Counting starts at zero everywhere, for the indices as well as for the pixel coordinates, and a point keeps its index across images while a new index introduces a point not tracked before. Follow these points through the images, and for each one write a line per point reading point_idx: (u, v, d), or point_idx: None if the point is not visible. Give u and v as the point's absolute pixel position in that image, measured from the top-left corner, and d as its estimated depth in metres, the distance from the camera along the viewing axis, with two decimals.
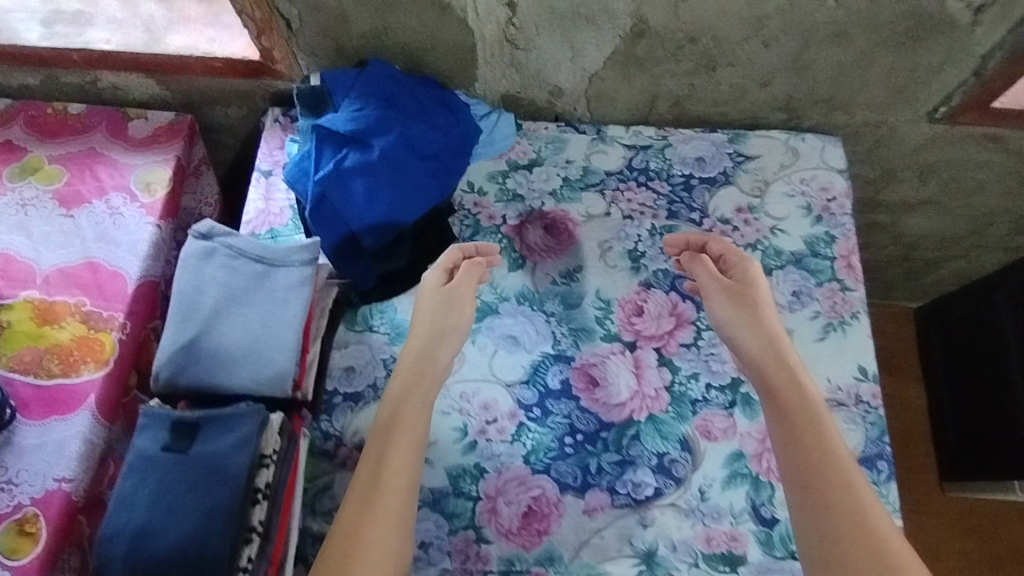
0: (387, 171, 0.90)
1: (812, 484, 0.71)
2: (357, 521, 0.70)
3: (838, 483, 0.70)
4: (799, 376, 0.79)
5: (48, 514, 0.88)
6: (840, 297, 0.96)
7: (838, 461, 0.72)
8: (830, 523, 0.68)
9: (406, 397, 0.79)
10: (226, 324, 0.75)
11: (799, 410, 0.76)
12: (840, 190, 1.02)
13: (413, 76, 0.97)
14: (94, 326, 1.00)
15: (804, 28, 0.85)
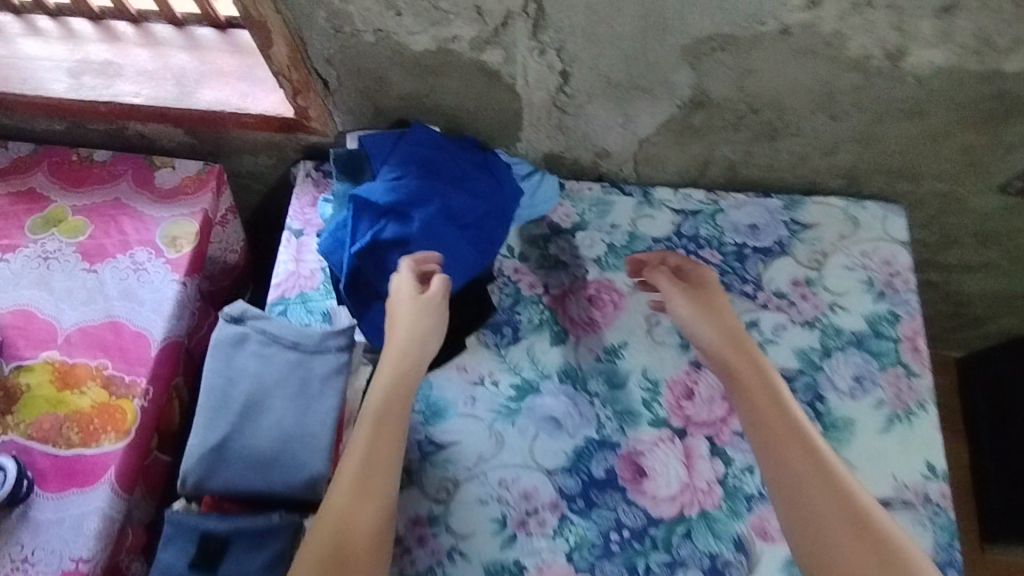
0: (428, 244, 0.84)
1: (790, 479, 0.67)
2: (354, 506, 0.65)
3: (818, 472, 0.67)
4: (762, 368, 0.77)
5: None
6: (905, 385, 0.90)
7: (813, 448, 0.69)
8: (815, 512, 0.64)
9: (396, 393, 0.73)
10: (258, 419, 0.70)
11: (767, 400, 0.73)
12: (905, 263, 0.96)
13: (453, 138, 0.91)
14: (116, 392, 0.95)
15: (877, 105, 0.79)
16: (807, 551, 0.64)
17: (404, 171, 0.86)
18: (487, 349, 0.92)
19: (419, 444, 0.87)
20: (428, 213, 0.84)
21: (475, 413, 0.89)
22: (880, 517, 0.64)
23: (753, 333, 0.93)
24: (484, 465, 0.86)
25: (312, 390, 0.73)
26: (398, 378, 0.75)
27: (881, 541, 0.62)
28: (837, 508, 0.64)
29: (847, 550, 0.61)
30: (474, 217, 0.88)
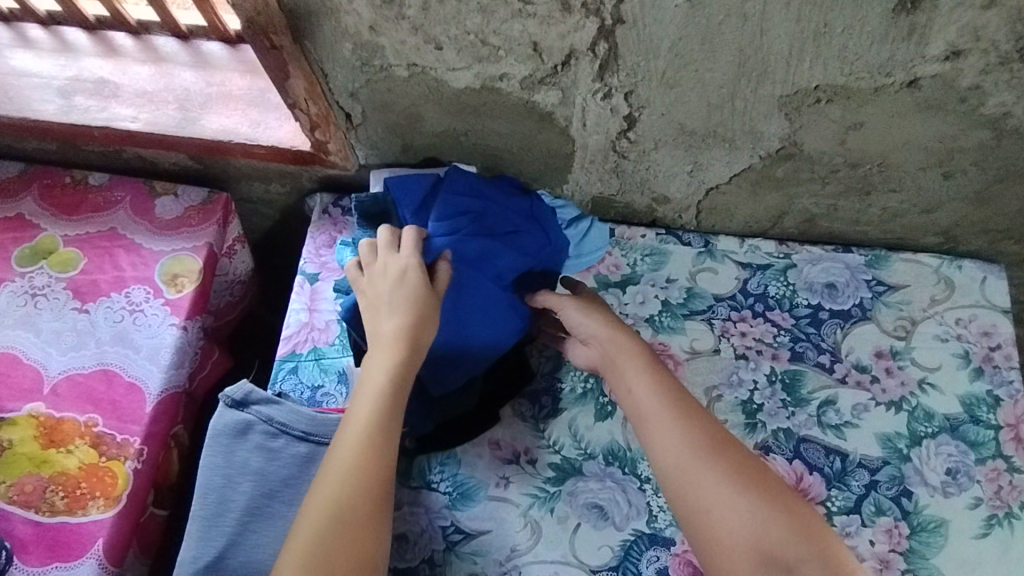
0: (476, 313, 0.75)
1: (654, 428, 0.66)
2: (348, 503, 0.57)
3: (683, 416, 0.66)
4: (628, 329, 0.75)
5: None
6: (1006, 481, 0.78)
7: (676, 396, 0.68)
8: (683, 456, 0.64)
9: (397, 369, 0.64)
10: (261, 528, 0.61)
11: (638, 357, 0.71)
12: (1006, 335, 0.84)
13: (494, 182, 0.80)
14: (106, 453, 0.85)
15: (1005, 163, 0.72)
16: (682, 495, 0.63)
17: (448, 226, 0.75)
18: (524, 422, 0.82)
19: (444, 531, 0.76)
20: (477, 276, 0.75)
21: (508, 497, 0.78)
22: (739, 448, 0.66)
23: (829, 413, 0.81)
24: (518, 558, 0.75)
25: None
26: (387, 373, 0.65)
27: (745, 472, 0.63)
28: (702, 449, 0.64)
29: (719, 486, 0.62)
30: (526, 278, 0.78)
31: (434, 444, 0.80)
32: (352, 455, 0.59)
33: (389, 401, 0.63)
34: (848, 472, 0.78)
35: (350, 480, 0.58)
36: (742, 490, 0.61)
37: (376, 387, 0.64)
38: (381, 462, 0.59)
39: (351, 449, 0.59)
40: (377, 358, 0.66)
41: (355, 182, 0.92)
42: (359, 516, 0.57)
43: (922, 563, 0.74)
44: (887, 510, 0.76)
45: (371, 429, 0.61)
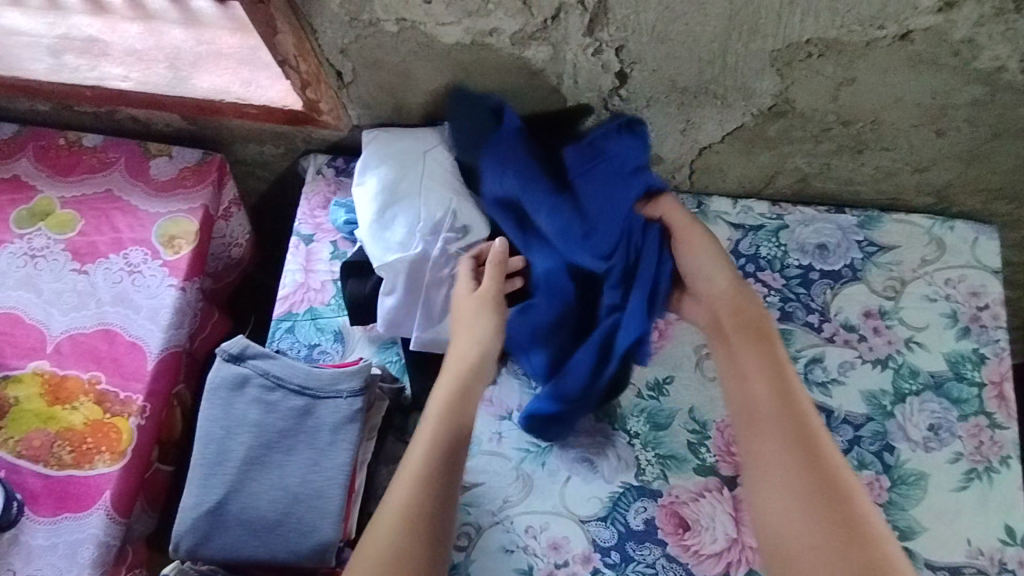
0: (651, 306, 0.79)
1: (758, 433, 0.68)
2: (412, 511, 0.62)
3: (788, 427, 0.67)
4: (760, 327, 0.74)
5: None
6: (987, 437, 0.79)
7: (788, 407, 0.68)
8: (769, 468, 0.65)
9: (464, 393, 0.71)
10: (260, 477, 0.62)
11: (758, 360, 0.72)
12: (995, 295, 0.85)
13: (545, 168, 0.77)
14: (110, 409, 0.87)
15: (998, 120, 0.72)
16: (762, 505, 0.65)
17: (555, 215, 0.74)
18: (515, 378, 0.84)
19: None
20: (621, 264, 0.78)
21: (500, 451, 0.80)
22: (845, 475, 0.64)
23: (816, 370, 0.83)
24: (509, 509, 0.77)
25: (321, 440, 0.64)
26: (452, 396, 0.70)
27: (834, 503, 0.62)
28: (792, 459, 0.65)
29: (794, 507, 0.62)
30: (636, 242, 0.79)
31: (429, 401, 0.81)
32: (414, 483, 0.63)
33: (446, 428, 0.68)
34: (833, 428, 0.80)
35: (414, 501, 0.63)
36: (822, 518, 0.61)
37: (436, 411, 0.69)
38: (445, 489, 0.64)
39: (411, 476, 0.64)
40: (445, 382, 0.72)
41: (348, 142, 0.92)
42: (418, 527, 0.61)
43: (901, 515, 0.77)
44: (869, 464, 0.79)
45: (438, 447, 0.66)
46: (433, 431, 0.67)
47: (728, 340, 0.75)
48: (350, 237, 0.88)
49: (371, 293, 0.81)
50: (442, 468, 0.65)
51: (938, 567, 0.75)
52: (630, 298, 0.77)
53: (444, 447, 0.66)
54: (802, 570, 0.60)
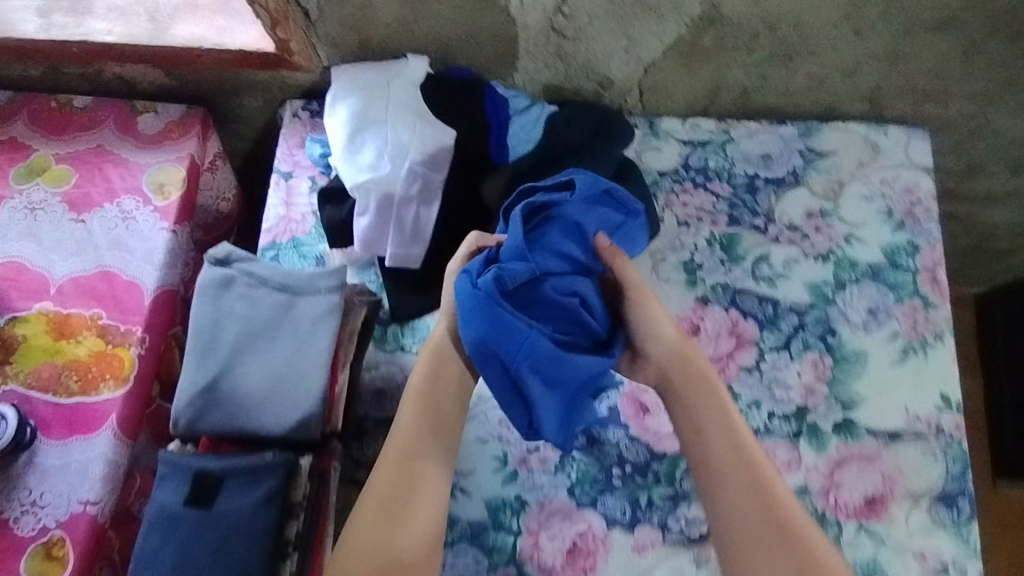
0: (553, 381, 0.72)
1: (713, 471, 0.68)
2: (397, 486, 0.69)
3: (780, 545, 0.63)
4: (732, 416, 0.70)
5: (75, 537, 0.86)
6: (922, 316, 0.86)
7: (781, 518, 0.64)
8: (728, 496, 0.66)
9: (437, 378, 0.76)
10: (246, 363, 0.68)
11: (742, 476, 0.66)
12: (927, 192, 0.91)
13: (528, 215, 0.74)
14: (112, 341, 0.94)
15: (907, 15, 0.79)
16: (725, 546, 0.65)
17: (538, 257, 0.72)
18: None
19: None
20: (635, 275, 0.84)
21: None
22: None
23: (763, 267, 0.89)
24: (483, 404, 0.86)
25: (302, 330, 0.71)
26: (421, 383, 0.75)
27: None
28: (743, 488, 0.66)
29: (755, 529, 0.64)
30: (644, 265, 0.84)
31: (406, 313, 0.88)
32: (393, 468, 0.70)
33: (423, 409, 0.74)
34: (779, 316, 0.87)
35: (394, 488, 0.68)
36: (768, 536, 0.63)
37: (411, 397, 0.75)
38: (419, 471, 0.71)
39: (393, 464, 0.70)
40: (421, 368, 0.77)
41: (321, 85, 0.99)
42: (403, 509, 0.68)
43: (843, 389, 0.84)
44: (813, 346, 0.86)
45: (416, 434, 0.72)
46: (411, 423, 0.73)
47: (704, 443, 0.69)
48: (326, 171, 0.94)
49: (347, 216, 0.88)
50: (425, 470, 0.71)
51: (878, 432, 0.83)
52: (530, 374, 0.71)
53: (419, 435, 0.72)
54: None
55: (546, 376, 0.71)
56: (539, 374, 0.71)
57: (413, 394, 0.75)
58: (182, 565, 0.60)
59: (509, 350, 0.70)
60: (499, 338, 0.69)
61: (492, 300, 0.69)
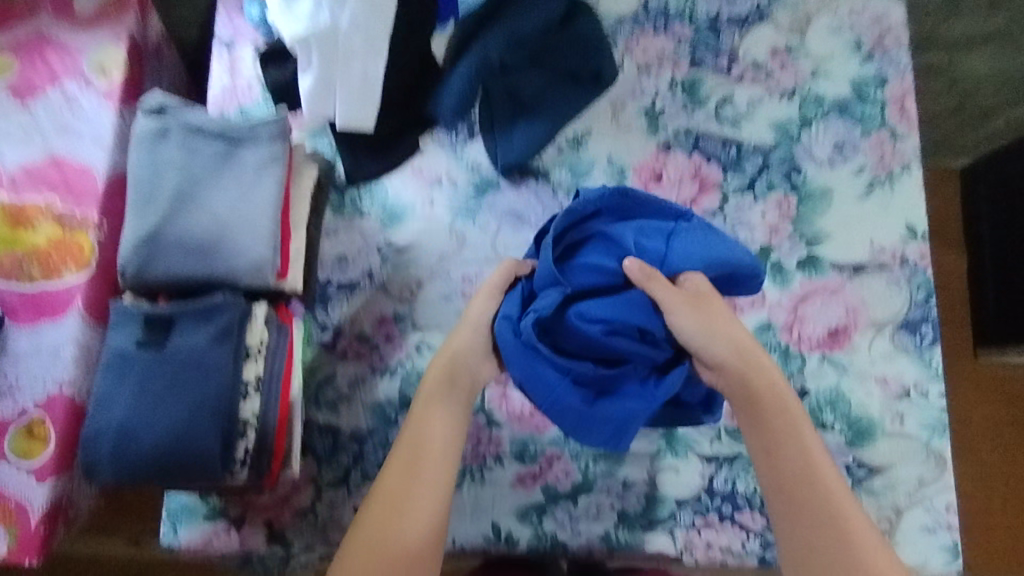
0: (595, 416, 0.68)
1: (785, 477, 0.66)
2: (399, 489, 0.66)
3: (810, 525, 0.64)
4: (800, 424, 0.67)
5: (54, 416, 0.87)
6: (889, 148, 0.84)
7: (816, 498, 0.64)
8: (796, 498, 0.65)
9: (449, 381, 0.72)
10: (188, 210, 0.67)
11: (806, 478, 0.65)
12: (897, 19, 0.87)
13: (561, 245, 0.72)
14: (69, 227, 0.93)
15: None
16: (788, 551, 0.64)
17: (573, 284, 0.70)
18: (442, 149, 0.88)
19: (379, 248, 0.86)
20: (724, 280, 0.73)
21: (434, 214, 0.86)
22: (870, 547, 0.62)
23: (726, 109, 0.86)
24: (446, 264, 0.85)
25: (246, 178, 0.69)
26: (434, 390, 0.71)
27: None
28: (810, 497, 0.64)
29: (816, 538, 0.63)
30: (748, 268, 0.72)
31: (362, 176, 0.86)
32: (400, 478, 0.66)
33: (433, 416, 0.70)
34: (743, 158, 0.85)
35: (397, 496, 0.65)
36: (829, 544, 0.62)
37: (422, 402, 0.71)
38: (420, 476, 0.67)
39: (399, 472, 0.66)
40: (435, 374, 0.72)
41: None
42: (407, 517, 0.65)
43: (809, 226, 0.83)
44: (778, 185, 0.84)
45: (422, 440, 0.68)
46: (417, 429, 0.69)
47: (770, 449, 0.67)
48: (267, 36, 0.89)
49: (292, 76, 0.85)
50: (430, 483, 0.67)
51: (842, 265, 0.82)
52: (570, 412, 0.69)
53: (429, 445, 0.68)
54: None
55: (585, 415, 0.68)
56: (577, 413, 0.68)
57: (420, 396, 0.72)
58: (140, 400, 0.61)
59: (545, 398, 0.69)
60: (534, 381, 0.69)
61: (529, 346, 0.68)
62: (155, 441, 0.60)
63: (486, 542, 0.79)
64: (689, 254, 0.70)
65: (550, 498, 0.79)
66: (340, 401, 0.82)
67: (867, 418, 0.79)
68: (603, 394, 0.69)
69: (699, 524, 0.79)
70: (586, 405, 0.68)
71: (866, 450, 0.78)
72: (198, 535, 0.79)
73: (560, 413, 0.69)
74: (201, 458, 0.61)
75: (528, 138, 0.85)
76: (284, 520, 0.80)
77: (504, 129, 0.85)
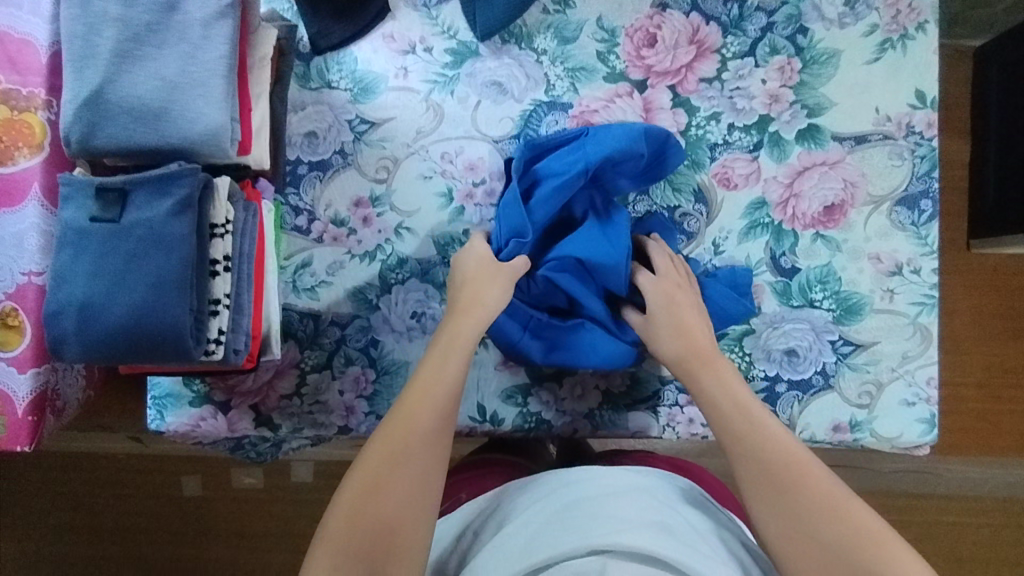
0: (562, 345, 0.75)
1: (736, 425, 0.61)
2: (396, 443, 0.59)
3: (758, 462, 0.58)
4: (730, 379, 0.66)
5: (28, 307, 0.76)
6: (906, 4, 0.77)
7: (751, 434, 0.60)
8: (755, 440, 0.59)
9: (457, 333, 0.67)
10: (132, 71, 0.60)
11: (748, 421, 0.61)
12: None
13: (519, 180, 0.73)
14: (16, 107, 0.77)
15: None
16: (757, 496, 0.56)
17: (534, 216, 0.72)
18: (414, 11, 0.80)
19: (351, 124, 0.80)
20: (647, 155, 0.74)
21: (408, 86, 0.79)
22: (813, 476, 0.56)
23: None
24: (424, 140, 0.79)
25: (193, 35, 0.62)
26: (441, 344, 0.67)
27: (814, 526, 0.53)
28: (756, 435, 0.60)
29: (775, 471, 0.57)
30: (656, 131, 0.72)
31: (328, 42, 0.79)
32: (395, 430, 0.60)
33: (437, 363, 0.65)
34: (745, 18, 0.78)
35: (387, 448, 0.58)
36: (784, 477, 0.56)
37: (429, 357, 0.66)
38: (416, 424, 0.60)
39: (398, 425, 0.60)
40: (452, 327, 0.68)
41: None
42: (395, 471, 0.57)
43: (811, 94, 0.77)
44: (782, 49, 0.78)
45: (425, 391, 0.63)
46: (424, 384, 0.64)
47: (714, 406, 0.64)
48: None
49: None
50: (428, 434, 0.60)
51: (844, 137, 0.77)
52: (540, 345, 0.75)
53: (434, 394, 0.63)
54: (784, 529, 0.54)
55: (557, 349, 0.75)
56: (545, 346, 0.75)
57: (443, 335, 0.68)
58: (100, 277, 0.58)
59: (509, 349, 0.75)
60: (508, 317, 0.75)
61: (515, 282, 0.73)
62: (118, 318, 0.57)
63: (472, 423, 0.79)
64: (611, 136, 0.70)
65: (536, 380, 0.79)
66: (318, 286, 0.80)
67: (857, 296, 0.77)
68: (559, 342, 0.75)
69: (683, 402, 0.79)
70: (550, 342, 0.75)
71: (854, 328, 0.77)
72: (186, 420, 0.79)
73: (532, 349, 0.75)
74: (168, 335, 0.58)
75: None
76: (270, 404, 0.79)
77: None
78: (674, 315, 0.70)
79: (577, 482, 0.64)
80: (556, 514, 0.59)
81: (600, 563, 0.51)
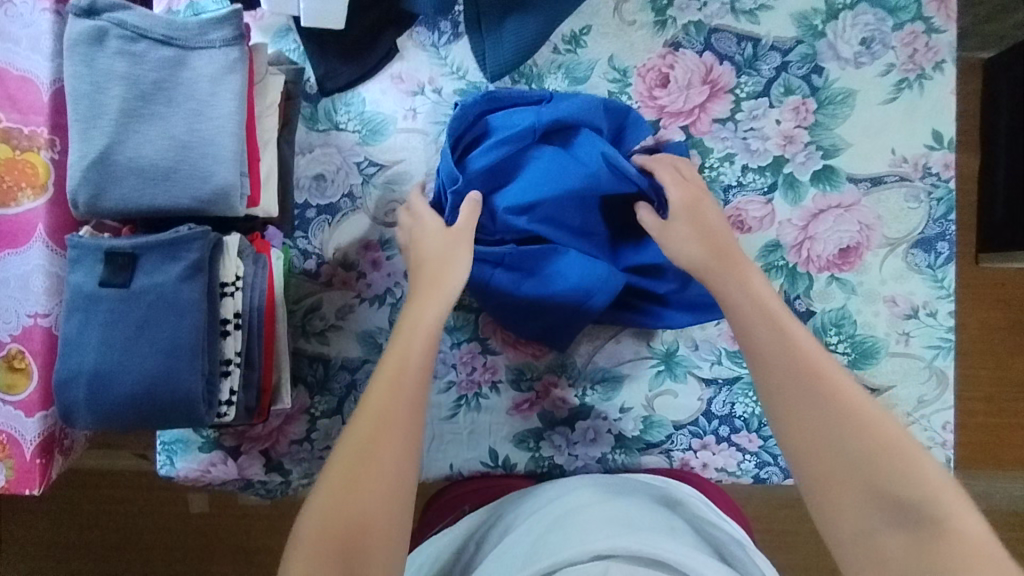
0: (536, 282, 0.71)
1: (767, 349, 0.54)
2: (374, 419, 0.53)
3: (793, 389, 0.51)
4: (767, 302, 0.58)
5: (35, 350, 0.72)
6: (922, 43, 0.75)
7: (786, 356, 0.53)
8: (788, 365, 0.52)
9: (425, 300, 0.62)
10: (140, 130, 0.59)
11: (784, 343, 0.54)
12: None
13: (462, 125, 0.72)
14: (18, 146, 0.73)
15: None
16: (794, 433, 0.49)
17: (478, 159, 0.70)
18: (423, 51, 0.78)
19: (359, 166, 0.79)
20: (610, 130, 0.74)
21: (417, 127, 0.78)
22: (860, 405, 0.49)
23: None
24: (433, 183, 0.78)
25: (201, 92, 0.61)
26: (414, 308, 0.62)
27: (862, 467, 0.46)
28: (789, 360, 0.52)
29: (811, 405, 0.49)
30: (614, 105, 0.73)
31: (336, 84, 0.78)
32: (373, 404, 0.54)
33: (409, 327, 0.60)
34: (759, 57, 0.77)
35: (366, 423, 0.52)
36: (823, 408, 0.49)
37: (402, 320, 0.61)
38: (394, 402, 0.54)
39: (372, 403, 0.54)
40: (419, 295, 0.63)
41: None
42: (369, 454, 0.51)
43: (825, 135, 0.76)
44: (797, 89, 0.76)
45: (403, 354, 0.57)
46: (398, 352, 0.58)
47: (746, 330, 0.57)
48: None
49: None
50: (404, 410, 0.54)
51: (860, 179, 0.76)
52: (517, 284, 0.71)
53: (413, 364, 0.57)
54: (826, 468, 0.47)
55: (532, 286, 0.71)
56: (523, 284, 0.71)
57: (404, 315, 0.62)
58: (111, 344, 0.57)
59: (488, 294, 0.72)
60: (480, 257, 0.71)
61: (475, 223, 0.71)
62: (130, 386, 0.57)
63: (484, 467, 0.79)
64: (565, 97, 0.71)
65: (548, 424, 0.79)
66: (326, 330, 0.79)
67: (872, 340, 0.76)
68: (536, 271, 0.71)
69: (697, 446, 0.78)
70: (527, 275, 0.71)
71: (869, 371, 0.76)
72: (196, 466, 0.78)
73: (509, 287, 0.71)
74: (179, 399, 0.58)
75: (520, 36, 0.76)
76: (280, 449, 0.79)
77: (493, 26, 0.76)
78: (696, 218, 0.66)
79: (575, 490, 0.66)
80: (546, 531, 0.59)
81: (603, 565, 0.50)
